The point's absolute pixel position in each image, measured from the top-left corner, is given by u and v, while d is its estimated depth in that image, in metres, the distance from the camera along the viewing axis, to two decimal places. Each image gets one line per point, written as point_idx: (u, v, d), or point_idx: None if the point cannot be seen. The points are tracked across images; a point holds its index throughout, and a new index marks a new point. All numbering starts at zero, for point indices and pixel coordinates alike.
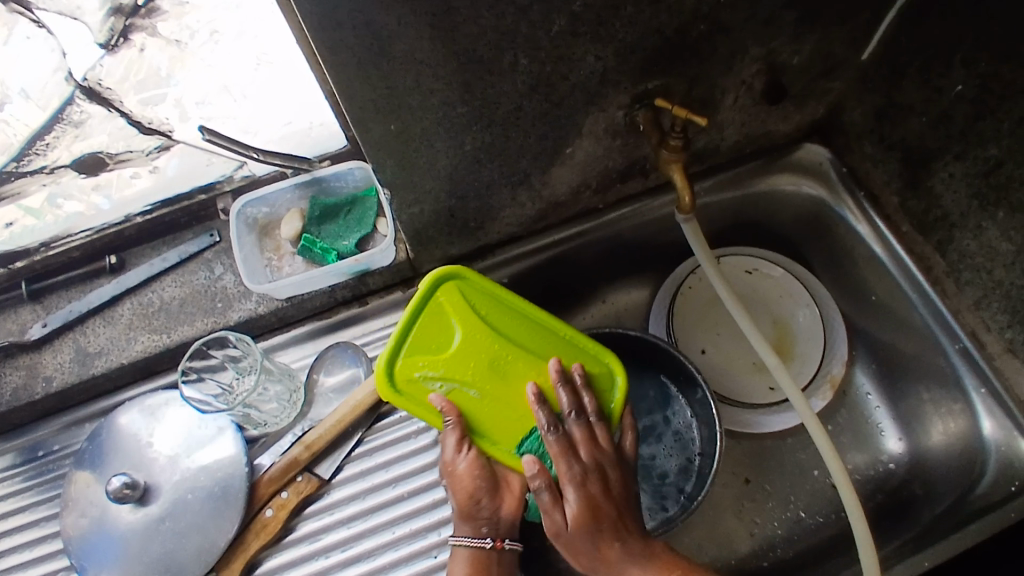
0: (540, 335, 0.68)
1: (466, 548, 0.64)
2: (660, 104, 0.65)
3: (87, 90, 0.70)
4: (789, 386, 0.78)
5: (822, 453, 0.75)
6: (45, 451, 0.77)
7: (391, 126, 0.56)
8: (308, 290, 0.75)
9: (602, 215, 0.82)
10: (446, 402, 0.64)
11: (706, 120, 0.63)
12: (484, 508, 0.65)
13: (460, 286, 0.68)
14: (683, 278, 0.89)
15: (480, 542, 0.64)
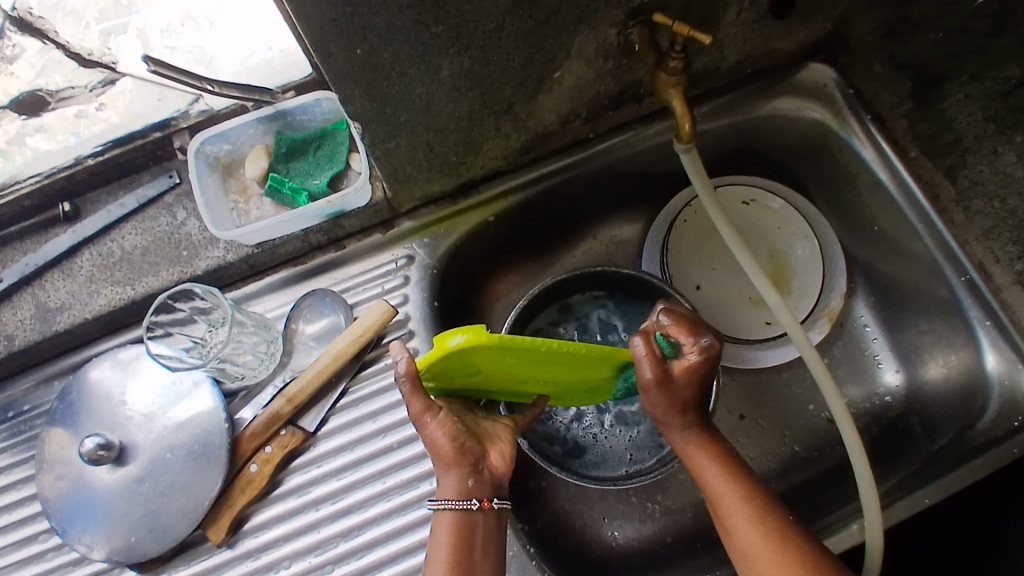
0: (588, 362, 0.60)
1: (449, 510, 0.57)
2: (658, 20, 0.59)
3: (17, 21, 0.74)
4: (786, 315, 0.74)
5: (816, 376, 0.72)
6: (15, 411, 0.73)
7: (356, 51, 0.50)
8: (280, 235, 0.69)
9: (593, 145, 0.76)
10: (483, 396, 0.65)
11: (709, 38, 0.56)
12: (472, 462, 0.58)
13: (484, 350, 0.54)
14: (677, 211, 0.85)
15: (464, 504, 0.57)
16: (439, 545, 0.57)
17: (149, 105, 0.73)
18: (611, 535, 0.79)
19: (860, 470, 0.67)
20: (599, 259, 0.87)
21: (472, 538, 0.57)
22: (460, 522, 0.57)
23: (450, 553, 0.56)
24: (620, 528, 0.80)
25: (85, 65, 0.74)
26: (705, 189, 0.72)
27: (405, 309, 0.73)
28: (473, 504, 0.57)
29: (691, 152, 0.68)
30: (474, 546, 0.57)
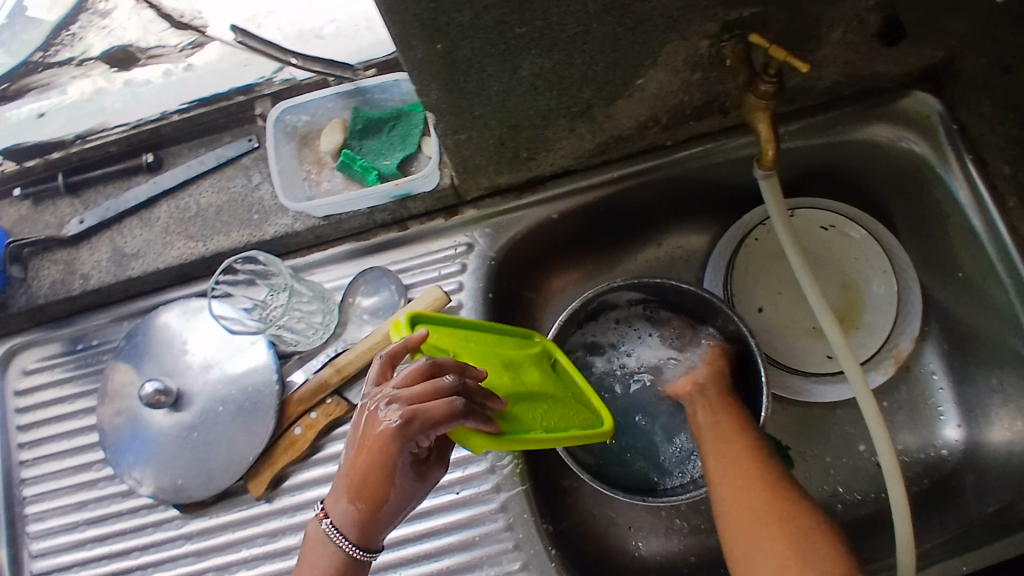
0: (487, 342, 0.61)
1: (336, 547, 0.54)
2: (754, 41, 0.56)
3: None
4: (847, 360, 0.69)
5: (870, 426, 0.68)
6: (85, 344, 0.78)
7: (437, 46, 0.50)
8: (347, 210, 0.71)
9: (668, 153, 0.74)
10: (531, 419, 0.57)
11: (808, 66, 0.53)
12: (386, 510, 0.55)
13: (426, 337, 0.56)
14: (750, 228, 0.82)
15: (361, 554, 0.55)
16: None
17: (234, 71, 0.76)
18: (635, 545, 0.79)
19: (900, 534, 0.65)
20: (660, 266, 0.86)
21: None
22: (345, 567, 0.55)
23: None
24: (644, 539, 0.79)
25: (178, 27, 0.80)
26: (779, 219, 0.68)
27: (459, 296, 0.74)
28: (366, 552, 0.55)
29: (772, 179, 0.65)
30: None
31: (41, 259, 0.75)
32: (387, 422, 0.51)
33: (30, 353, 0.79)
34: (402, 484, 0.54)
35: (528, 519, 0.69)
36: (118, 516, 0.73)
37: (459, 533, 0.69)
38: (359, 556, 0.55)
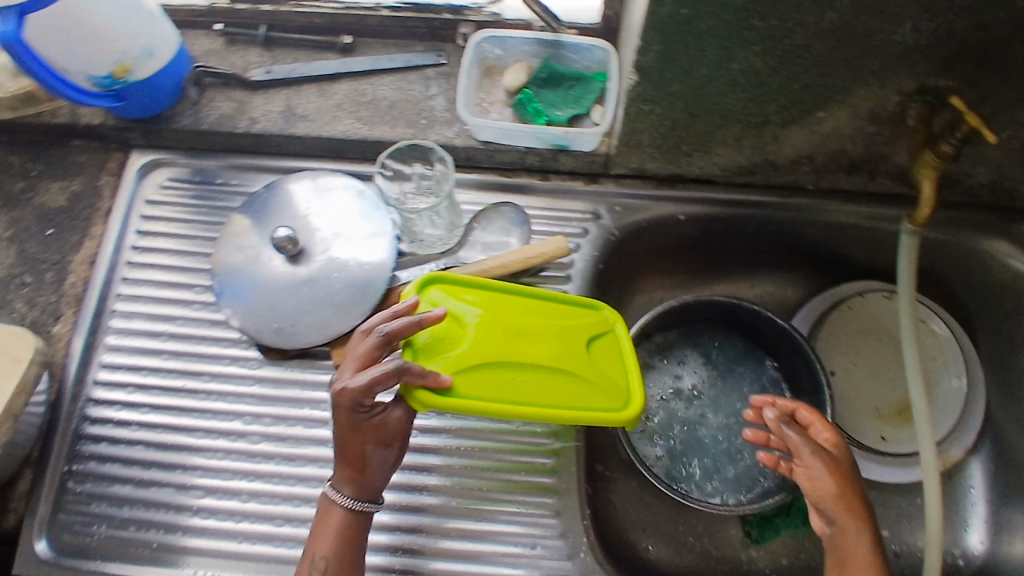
0: (535, 322, 0.66)
1: (342, 509, 0.61)
2: (956, 103, 0.61)
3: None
4: (925, 438, 0.73)
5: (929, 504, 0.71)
6: (222, 182, 0.83)
7: (683, 10, 0.55)
8: (508, 142, 0.76)
9: (802, 198, 0.80)
10: (523, 402, 0.61)
11: (994, 138, 0.59)
12: (382, 455, 0.61)
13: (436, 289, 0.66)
14: (843, 298, 0.87)
15: (363, 506, 0.62)
16: (327, 542, 0.61)
17: None
18: (644, 547, 0.82)
19: None
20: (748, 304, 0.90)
21: (357, 534, 0.62)
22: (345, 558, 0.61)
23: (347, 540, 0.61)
24: (654, 544, 0.83)
25: None
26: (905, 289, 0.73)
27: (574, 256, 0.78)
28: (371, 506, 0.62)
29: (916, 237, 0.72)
30: (358, 539, 0.62)
31: (217, 90, 0.81)
32: (349, 381, 0.57)
33: (168, 170, 0.84)
34: (387, 460, 0.62)
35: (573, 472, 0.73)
36: (202, 339, 0.77)
37: (506, 462, 0.73)
38: (365, 510, 0.62)
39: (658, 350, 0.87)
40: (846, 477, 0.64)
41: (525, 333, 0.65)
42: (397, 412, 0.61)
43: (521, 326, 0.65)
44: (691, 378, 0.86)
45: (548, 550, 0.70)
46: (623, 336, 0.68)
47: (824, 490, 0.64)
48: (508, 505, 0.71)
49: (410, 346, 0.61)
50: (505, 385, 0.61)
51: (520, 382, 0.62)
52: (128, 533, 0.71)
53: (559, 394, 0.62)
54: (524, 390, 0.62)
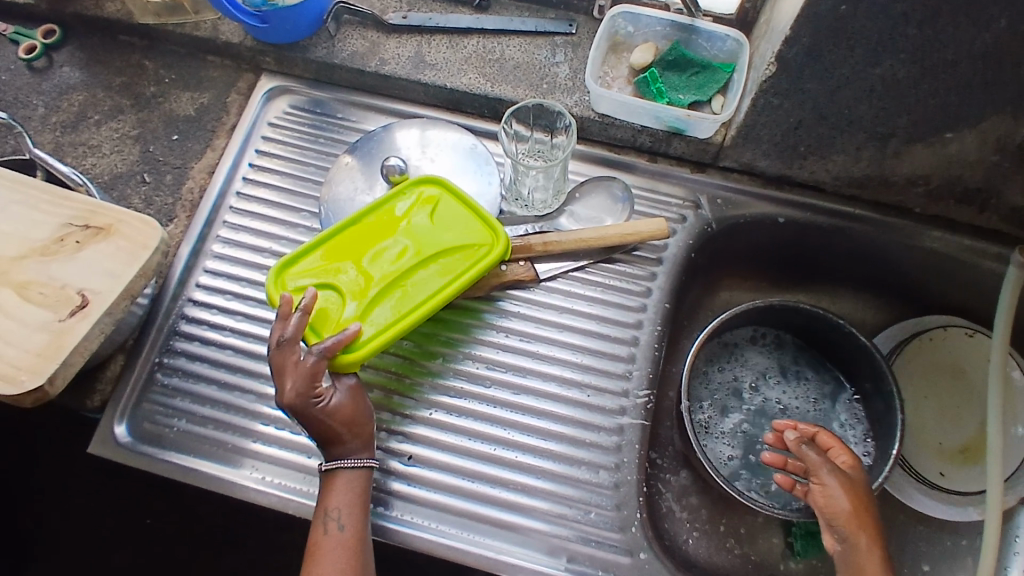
0: (362, 227, 0.74)
1: (347, 471, 0.65)
2: None
3: None
4: (995, 485, 0.74)
5: (986, 550, 0.73)
6: (340, 116, 0.86)
7: (841, 7, 0.56)
8: (622, 117, 0.78)
9: (905, 220, 0.79)
10: (396, 311, 0.70)
11: None
12: (355, 435, 0.65)
13: (290, 267, 0.72)
14: (924, 330, 0.86)
15: (361, 465, 0.65)
16: (340, 501, 0.64)
17: None
18: (684, 539, 0.83)
19: None
20: None
21: (364, 487, 0.65)
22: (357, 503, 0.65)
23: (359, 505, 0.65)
24: (694, 538, 0.83)
25: None
26: (1000, 341, 0.74)
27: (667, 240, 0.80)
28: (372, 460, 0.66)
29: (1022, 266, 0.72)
30: (362, 494, 0.65)
31: (353, 28, 0.84)
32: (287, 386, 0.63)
33: (292, 98, 0.87)
34: (358, 420, 0.66)
35: (636, 450, 0.73)
36: None
37: (571, 428, 0.73)
38: (365, 464, 0.65)
39: (774, 361, 0.89)
40: (862, 500, 0.66)
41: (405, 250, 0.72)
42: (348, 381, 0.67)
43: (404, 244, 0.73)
44: (785, 393, 0.87)
45: (600, 519, 0.70)
46: (468, 223, 0.74)
47: (840, 509, 0.65)
48: (564, 470, 0.72)
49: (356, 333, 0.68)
50: (416, 304, 0.70)
51: (394, 299, 0.70)
52: (205, 430, 0.73)
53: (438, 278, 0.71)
54: (405, 302, 0.70)
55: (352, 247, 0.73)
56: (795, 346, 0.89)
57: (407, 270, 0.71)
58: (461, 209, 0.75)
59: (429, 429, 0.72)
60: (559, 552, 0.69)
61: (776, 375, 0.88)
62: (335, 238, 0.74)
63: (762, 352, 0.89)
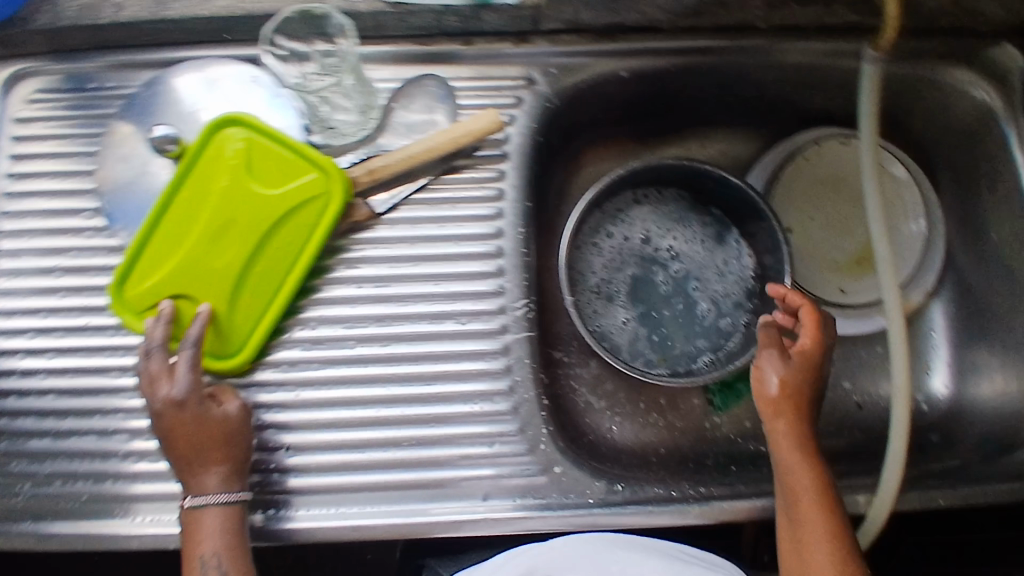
0: (186, 208, 0.65)
1: (217, 505, 0.59)
2: None
3: None
4: (888, 285, 0.67)
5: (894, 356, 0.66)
6: (95, 86, 0.71)
7: None
8: (417, 2, 0.65)
9: (753, 38, 0.72)
10: (266, 288, 0.65)
11: None
12: (223, 462, 0.60)
13: (130, 278, 0.65)
14: (797, 149, 0.81)
15: (229, 497, 0.59)
16: (210, 544, 0.58)
17: None
18: (609, 428, 0.81)
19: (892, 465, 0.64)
20: None
21: (236, 525, 0.59)
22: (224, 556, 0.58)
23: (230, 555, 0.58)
24: (618, 424, 0.81)
25: None
26: (867, 132, 0.66)
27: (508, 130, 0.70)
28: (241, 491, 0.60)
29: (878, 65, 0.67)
30: (236, 531, 0.59)
31: None
32: (168, 389, 0.60)
33: (31, 79, 0.72)
34: (231, 446, 0.60)
35: (529, 365, 0.68)
36: (101, 271, 0.68)
37: (454, 364, 0.67)
38: (238, 499, 0.60)
39: (662, 214, 0.81)
40: (799, 388, 0.63)
41: (237, 221, 0.65)
42: (235, 406, 0.62)
43: (232, 215, 0.65)
44: (669, 247, 0.81)
45: (509, 447, 0.66)
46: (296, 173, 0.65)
47: (768, 396, 0.63)
48: (458, 409, 0.66)
49: (216, 322, 0.65)
50: (280, 275, 0.65)
51: (257, 276, 0.65)
52: (59, 488, 0.65)
53: (283, 240, 0.65)
54: (268, 277, 0.65)
55: (185, 236, 0.65)
56: (681, 196, 0.81)
57: (256, 244, 0.65)
58: (285, 157, 0.65)
59: (302, 411, 0.65)
60: (475, 494, 0.65)
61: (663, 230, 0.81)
62: (162, 231, 0.65)
63: (647, 206, 0.81)
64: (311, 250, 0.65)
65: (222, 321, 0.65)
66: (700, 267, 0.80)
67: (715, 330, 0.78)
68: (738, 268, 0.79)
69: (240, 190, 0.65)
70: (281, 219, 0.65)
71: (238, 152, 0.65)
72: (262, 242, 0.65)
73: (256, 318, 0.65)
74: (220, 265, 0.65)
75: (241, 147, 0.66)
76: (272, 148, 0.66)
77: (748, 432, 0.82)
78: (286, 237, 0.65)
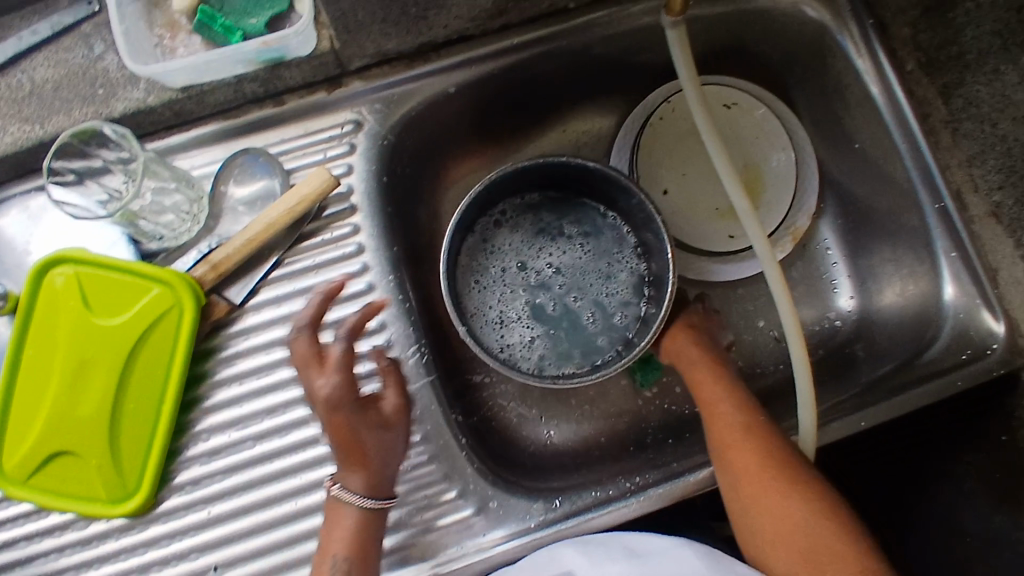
0: (39, 363, 0.61)
1: (352, 506, 0.57)
2: None
3: None
4: (753, 230, 0.68)
5: (776, 292, 0.66)
6: None
7: None
8: (208, 79, 0.61)
9: (572, 19, 0.68)
10: (144, 420, 0.62)
11: None
12: (383, 457, 0.58)
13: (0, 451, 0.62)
14: (651, 111, 0.80)
15: (372, 502, 0.57)
16: (343, 539, 0.56)
17: None
18: (547, 434, 0.78)
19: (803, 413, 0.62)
20: (566, 151, 0.83)
21: (373, 534, 0.58)
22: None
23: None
24: (557, 427, 0.78)
25: None
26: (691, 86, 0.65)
27: (349, 180, 0.67)
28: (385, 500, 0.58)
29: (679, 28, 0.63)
30: (365, 554, 0.56)
31: None
32: (324, 387, 0.55)
33: None
34: (381, 441, 0.58)
35: (435, 410, 0.66)
36: None
37: None
38: (379, 504, 0.58)
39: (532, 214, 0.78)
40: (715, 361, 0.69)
41: (91, 360, 0.61)
42: (395, 401, 0.61)
43: (84, 356, 0.61)
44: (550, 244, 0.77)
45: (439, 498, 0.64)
46: (139, 293, 0.61)
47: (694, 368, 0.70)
48: None
49: (101, 469, 0.61)
50: (154, 403, 0.62)
51: (129, 411, 0.61)
52: None
53: (144, 367, 0.61)
54: (141, 408, 0.62)
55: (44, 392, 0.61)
56: (557, 198, 0.77)
57: (117, 380, 0.61)
58: (122, 279, 0.61)
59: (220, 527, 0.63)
60: (417, 556, 0.63)
61: (545, 232, 0.77)
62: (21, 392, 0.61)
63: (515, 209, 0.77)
64: (178, 366, 0.62)
65: (109, 468, 0.62)
66: (584, 260, 0.77)
67: (607, 326, 0.76)
68: (625, 257, 0.77)
69: (84, 327, 0.61)
70: (137, 345, 0.61)
71: (71, 290, 0.61)
72: (124, 375, 0.61)
73: (142, 454, 0.62)
74: (86, 412, 0.61)
75: (72, 283, 0.61)
76: (106, 275, 0.61)
77: (679, 397, 0.81)
78: (147, 363, 0.62)
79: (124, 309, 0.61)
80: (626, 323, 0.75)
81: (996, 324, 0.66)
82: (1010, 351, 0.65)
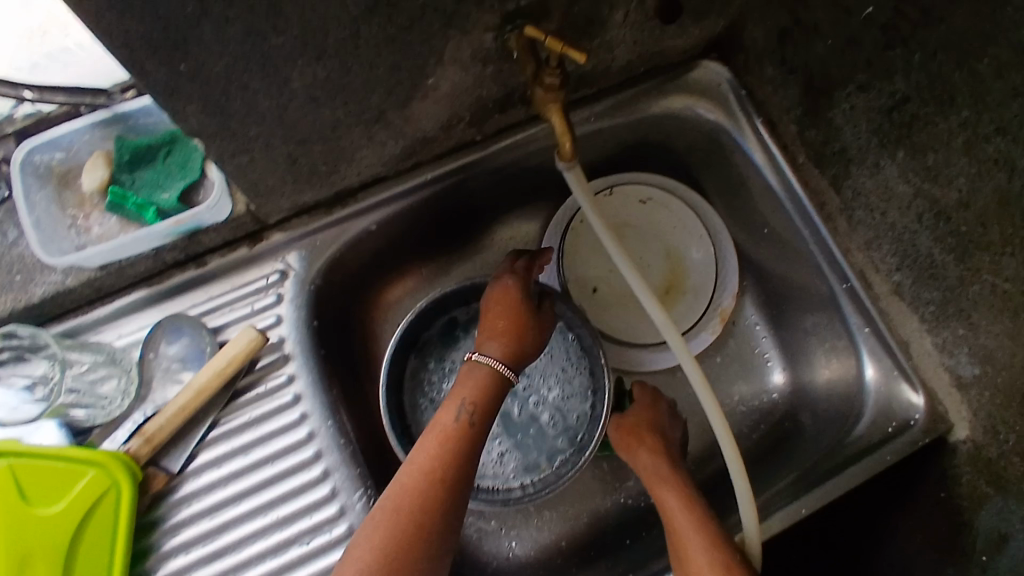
0: None
1: (486, 367, 0.63)
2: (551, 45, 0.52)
3: None
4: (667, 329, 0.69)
5: (703, 400, 0.69)
6: None
7: (180, 68, 0.42)
8: (128, 255, 0.62)
9: (482, 148, 0.71)
10: None
11: (586, 56, 0.51)
12: (529, 336, 0.66)
13: None
14: (571, 216, 0.82)
15: (512, 375, 0.64)
16: (464, 394, 0.62)
17: None
18: (508, 546, 0.79)
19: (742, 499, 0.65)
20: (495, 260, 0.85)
21: (494, 404, 0.62)
22: (460, 431, 0.60)
23: (440, 454, 0.58)
24: (516, 538, 0.79)
25: None
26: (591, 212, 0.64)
27: (279, 330, 0.67)
28: (514, 378, 0.65)
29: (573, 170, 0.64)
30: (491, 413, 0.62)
31: None
32: (510, 282, 0.67)
33: None
34: (535, 333, 0.67)
35: None
36: None
37: None
38: (506, 374, 0.64)
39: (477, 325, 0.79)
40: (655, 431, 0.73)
41: (31, 555, 0.59)
42: (547, 315, 0.69)
43: (22, 552, 0.59)
44: None
45: None
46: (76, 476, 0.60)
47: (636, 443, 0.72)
48: None
49: None
50: None
51: None
52: None
53: (88, 552, 0.60)
54: None
55: None
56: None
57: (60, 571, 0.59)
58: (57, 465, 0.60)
59: None
60: None
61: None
62: None
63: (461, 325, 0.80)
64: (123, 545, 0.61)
65: None
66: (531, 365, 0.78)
67: (563, 426, 0.76)
68: (570, 357, 0.77)
69: (21, 521, 0.59)
70: (80, 530, 0.60)
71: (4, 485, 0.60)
72: (67, 564, 0.59)
73: None
74: None
75: (5, 476, 0.60)
76: (39, 464, 0.60)
77: (634, 490, 0.82)
78: (92, 547, 0.60)
79: (62, 496, 0.60)
80: (580, 422, 0.76)
81: (914, 394, 0.69)
82: (932, 419, 0.68)
